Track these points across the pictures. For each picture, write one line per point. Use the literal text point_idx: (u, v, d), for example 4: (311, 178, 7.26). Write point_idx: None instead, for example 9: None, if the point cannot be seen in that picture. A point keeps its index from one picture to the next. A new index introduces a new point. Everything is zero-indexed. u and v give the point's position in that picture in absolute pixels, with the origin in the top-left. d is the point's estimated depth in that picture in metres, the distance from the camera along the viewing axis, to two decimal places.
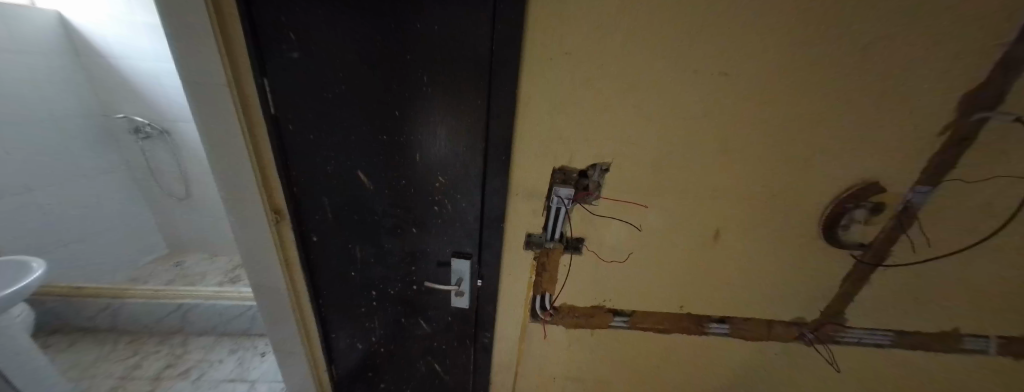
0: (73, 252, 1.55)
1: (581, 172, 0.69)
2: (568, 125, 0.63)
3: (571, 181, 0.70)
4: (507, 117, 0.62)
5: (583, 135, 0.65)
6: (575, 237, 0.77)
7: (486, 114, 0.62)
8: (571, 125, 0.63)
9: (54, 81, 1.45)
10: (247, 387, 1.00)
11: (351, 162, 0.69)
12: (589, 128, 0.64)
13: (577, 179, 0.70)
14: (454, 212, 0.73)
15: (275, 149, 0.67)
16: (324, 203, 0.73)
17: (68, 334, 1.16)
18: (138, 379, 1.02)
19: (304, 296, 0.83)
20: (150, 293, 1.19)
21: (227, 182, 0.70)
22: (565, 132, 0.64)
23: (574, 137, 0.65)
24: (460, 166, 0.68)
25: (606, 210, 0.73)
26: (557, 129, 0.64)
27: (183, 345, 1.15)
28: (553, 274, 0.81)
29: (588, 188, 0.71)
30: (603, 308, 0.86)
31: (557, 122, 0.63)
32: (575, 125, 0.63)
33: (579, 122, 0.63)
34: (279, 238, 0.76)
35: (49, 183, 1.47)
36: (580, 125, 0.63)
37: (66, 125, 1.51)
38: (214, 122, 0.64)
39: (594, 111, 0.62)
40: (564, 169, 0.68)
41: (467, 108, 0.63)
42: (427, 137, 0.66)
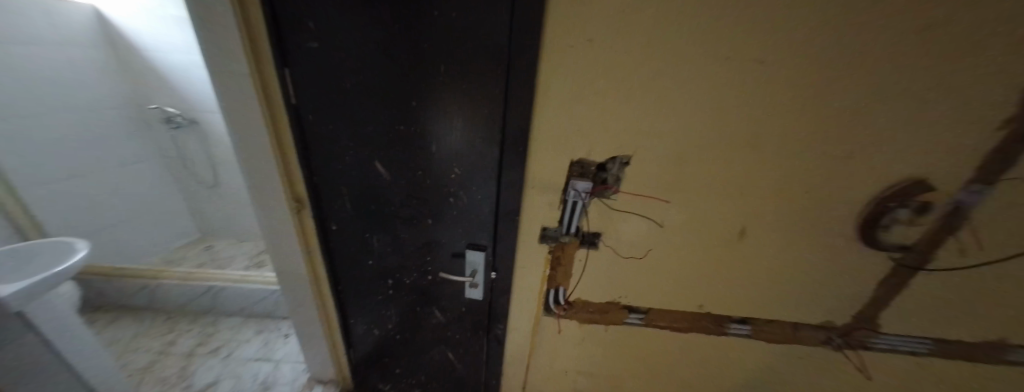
0: (114, 234, 1.67)
1: (600, 165, 0.67)
2: (587, 117, 0.61)
3: (589, 174, 0.68)
4: (524, 107, 0.60)
5: (603, 127, 0.62)
6: (591, 232, 0.75)
7: (502, 105, 0.61)
8: (590, 116, 0.61)
9: (93, 72, 1.53)
10: (271, 367, 1.06)
11: (368, 153, 0.69)
12: (609, 119, 0.61)
13: (595, 173, 0.68)
14: (469, 204, 0.72)
15: (296, 139, 0.68)
16: (342, 192, 0.74)
17: (112, 311, 1.26)
18: (173, 355, 1.09)
19: (324, 282, 0.86)
20: (183, 275, 1.27)
21: (251, 170, 0.72)
22: (584, 124, 0.62)
23: (593, 129, 0.62)
24: (476, 158, 0.67)
25: (624, 205, 0.70)
26: (576, 121, 0.61)
27: (213, 324, 1.22)
28: (567, 269, 0.80)
29: (606, 182, 0.68)
30: (618, 304, 0.85)
31: (575, 114, 0.61)
32: (595, 116, 0.61)
33: (599, 113, 0.60)
34: (300, 226, 0.78)
35: (91, 169, 1.57)
36: (599, 116, 0.61)
37: (104, 115, 1.60)
38: (239, 112, 0.66)
39: (615, 102, 0.59)
40: (582, 161, 0.66)
41: (484, 98, 0.61)
42: (443, 128, 0.65)
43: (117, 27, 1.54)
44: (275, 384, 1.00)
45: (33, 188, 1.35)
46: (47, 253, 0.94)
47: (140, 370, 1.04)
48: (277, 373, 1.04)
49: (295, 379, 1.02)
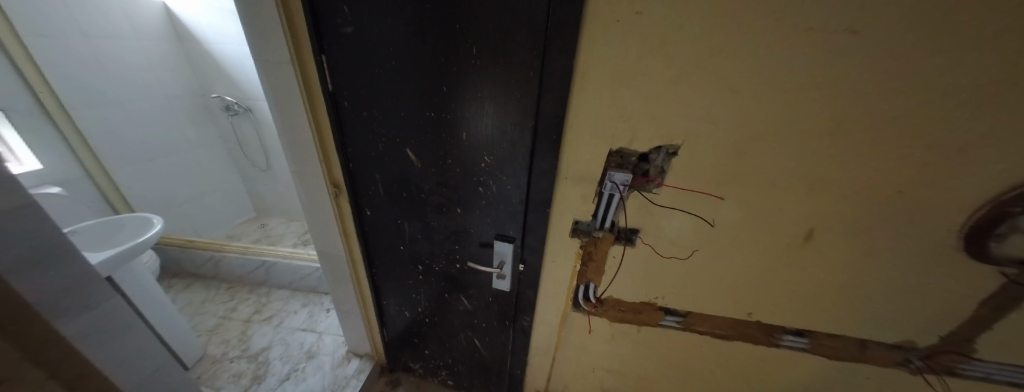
0: (187, 211, 1.89)
1: (641, 155, 0.61)
2: (626, 100, 0.55)
3: (628, 165, 0.62)
4: (560, 91, 0.55)
5: (646, 112, 0.56)
6: (627, 227, 0.70)
7: (537, 88, 0.56)
8: (631, 101, 0.55)
9: (165, 64, 1.71)
10: (315, 337, 1.15)
11: (400, 140, 0.69)
12: (654, 105, 0.55)
13: (636, 164, 0.62)
14: (499, 194, 0.70)
15: (333, 125, 0.70)
16: (376, 179, 0.75)
17: (185, 278, 1.43)
18: (234, 319, 1.22)
19: (360, 264, 0.90)
20: (240, 250, 1.41)
21: (295, 155, 0.75)
22: (623, 109, 0.56)
23: (634, 115, 0.56)
24: (507, 145, 0.64)
25: (668, 201, 0.64)
26: (614, 105, 0.56)
27: (266, 295, 1.35)
28: (599, 265, 0.76)
29: (648, 174, 0.63)
30: (654, 305, 0.79)
31: (614, 97, 0.55)
32: (636, 100, 0.55)
33: (642, 95, 0.54)
34: (338, 210, 0.82)
35: (167, 152, 1.78)
36: (641, 99, 0.54)
37: (175, 103, 1.79)
38: (283, 98, 0.68)
39: (662, 84, 0.52)
40: (622, 151, 0.61)
41: (517, 82, 0.57)
42: (474, 114, 0.63)
43: (182, 21, 1.69)
44: (317, 354, 1.08)
45: (122, 168, 1.56)
46: (129, 225, 1.07)
47: (208, 331, 1.17)
48: (320, 343, 1.12)
49: (336, 350, 1.09)
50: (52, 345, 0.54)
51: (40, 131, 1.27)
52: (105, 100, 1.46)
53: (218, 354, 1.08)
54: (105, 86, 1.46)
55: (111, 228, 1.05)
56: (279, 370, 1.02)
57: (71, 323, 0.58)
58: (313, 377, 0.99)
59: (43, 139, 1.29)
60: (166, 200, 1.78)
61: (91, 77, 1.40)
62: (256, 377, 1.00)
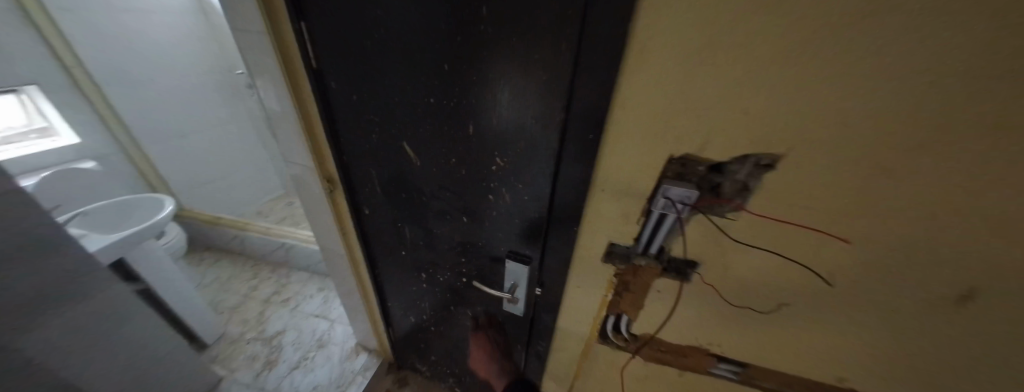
0: (221, 186, 2.00)
1: (715, 165, 0.42)
2: (709, 86, 0.35)
3: (693, 177, 0.44)
4: (601, 76, 0.38)
5: (738, 108, 0.36)
6: (682, 258, 0.52)
7: (571, 67, 0.39)
8: (716, 89, 0.35)
9: (191, 38, 1.73)
10: (327, 325, 1.17)
11: (395, 131, 0.56)
12: (757, 95, 0.34)
13: (703, 176, 0.44)
14: (513, 206, 0.56)
15: (322, 111, 0.59)
16: (372, 175, 0.65)
17: (217, 252, 1.52)
18: (254, 299, 1.27)
19: (362, 264, 0.83)
20: (261, 230, 1.44)
21: (289, 144, 0.68)
22: (701, 100, 0.37)
23: (719, 110, 0.36)
24: (525, 145, 0.49)
25: (750, 233, 0.45)
26: (686, 95, 0.37)
27: (286, 276, 1.39)
28: (637, 298, 0.60)
29: (721, 193, 0.44)
30: (704, 351, 0.63)
31: (688, 82, 0.35)
32: (725, 88, 0.35)
33: (737, 81, 0.34)
34: (334, 206, 0.74)
35: (197, 130, 1.84)
36: (735, 86, 0.34)
37: (202, 78, 1.83)
38: (268, 79, 0.59)
39: (781, 63, 0.31)
40: (687, 159, 0.42)
41: (543, 60, 0.40)
42: (486, 103, 0.48)
43: None
44: (328, 343, 1.10)
45: (155, 146, 1.65)
46: (143, 207, 1.10)
47: (229, 309, 1.22)
48: (331, 332, 1.14)
49: (345, 341, 1.11)
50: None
51: (75, 108, 1.38)
52: (130, 77, 1.51)
53: (236, 333, 1.13)
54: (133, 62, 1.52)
55: (127, 208, 1.08)
56: (290, 356, 1.06)
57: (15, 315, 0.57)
58: (320, 369, 1.01)
59: (80, 117, 1.39)
60: (200, 177, 1.88)
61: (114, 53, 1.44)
62: (270, 360, 1.05)
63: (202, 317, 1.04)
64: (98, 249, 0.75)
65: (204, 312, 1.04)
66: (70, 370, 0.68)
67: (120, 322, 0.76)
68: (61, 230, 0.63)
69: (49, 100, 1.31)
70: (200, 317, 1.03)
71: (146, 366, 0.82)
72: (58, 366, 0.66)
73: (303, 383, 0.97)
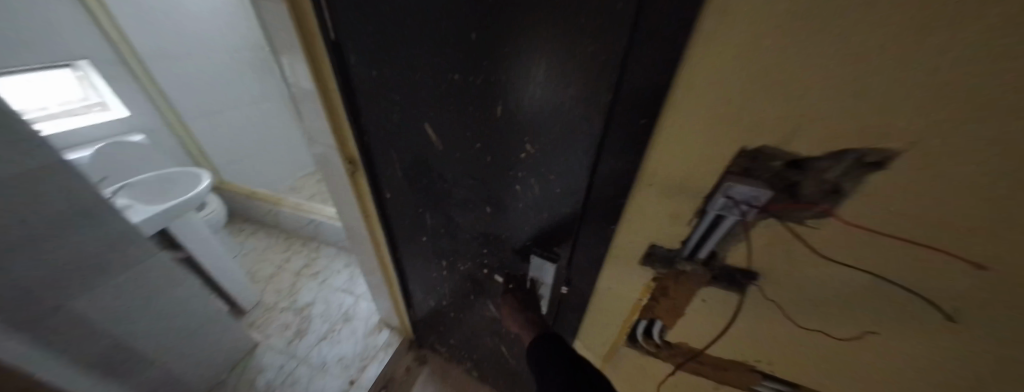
0: (257, 162, 2.10)
1: (802, 162, 0.33)
2: (815, 61, 0.26)
3: (767, 174, 0.36)
4: (664, 49, 0.30)
5: (854, 91, 0.27)
6: (739, 268, 0.45)
7: (625, 39, 0.32)
8: (829, 65, 0.26)
9: (229, 16, 1.76)
10: (352, 300, 1.22)
11: (417, 112, 0.52)
12: (891, 75, 0.25)
13: (777, 172, 0.35)
14: (541, 198, 0.52)
15: (342, 88, 0.55)
16: (393, 158, 0.62)
17: (254, 224, 1.61)
18: (287, 271, 1.34)
19: (384, 247, 0.83)
20: (293, 206, 1.50)
21: (312, 123, 0.66)
22: (798, 80, 0.28)
23: (823, 93, 0.28)
24: (560, 131, 0.43)
25: (835, 246, 0.37)
26: (778, 72, 0.28)
27: (316, 251, 1.45)
28: (676, 305, 0.54)
29: (804, 197, 0.35)
30: (749, 368, 0.56)
31: (784, 55, 0.27)
32: (843, 64, 0.26)
33: (864, 54, 0.24)
34: (356, 189, 0.73)
35: (234, 106, 1.93)
36: (859, 62, 0.25)
37: (240, 57, 1.89)
38: (289, 53, 0.56)
39: (948, 27, 0.21)
40: (763, 152, 0.34)
41: (592, 30, 0.33)
42: (517, 82, 0.42)
43: None
44: (353, 318, 1.15)
45: (196, 121, 1.73)
46: (184, 181, 1.16)
47: (265, 278, 1.30)
48: (356, 307, 1.19)
49: (369, 317, 1.15)
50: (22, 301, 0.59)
51: (123, 83, 1.46)
52: (173, 52, 1.58)
53: (271, 302, 1.21)
54: (173, 38, 1.57)
55: (170, 181, 1.15)
56: (318, 328, 1.12)
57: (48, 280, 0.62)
58: (346, 342, 1.06)
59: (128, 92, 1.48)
60: (238, 152, 1.98)
61: (157, 29, 1.50)
62: (301, 330, 1.12)
63: (239, 285, 1.11)
64: (144, 221, 0.80)
65: (241, 282, 1.11)
66: (117, 329, 0.74)
67: (155, 293, 0.80)
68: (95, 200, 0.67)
69: (97, 74, 1.39)
70: (238, 285, 1.10)
71: (188, 328, 0.89)
72: (106, 327, 0.73)
73: (331, 354, 1.03)
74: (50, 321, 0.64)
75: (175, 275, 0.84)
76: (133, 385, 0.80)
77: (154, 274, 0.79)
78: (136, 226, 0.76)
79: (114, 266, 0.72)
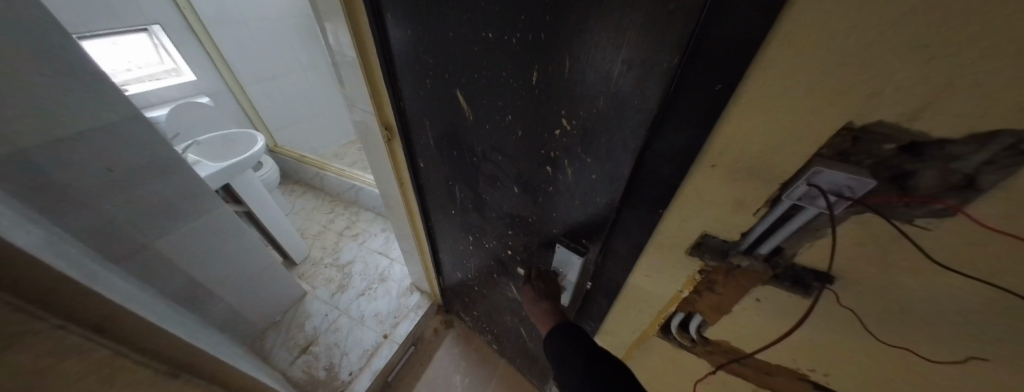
0: (305, 129, 2.25)
1: (924, 145, 0.26)
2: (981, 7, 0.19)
3: (870, 157, 0.28)
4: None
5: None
6: (810, 269, 0.38)
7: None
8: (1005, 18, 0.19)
9: None
10: (387, 263, 1.30)
11: (450, 77, 0.50)
12: None
13: (883, 158, 0.28)
14: (573, 180, 0.49)
15: (379, 48, 0.53)
16: (427, 127, 0.61)
17: (303, 186, 1.75)
18: (331, 231, 1.46)
19: (417, 215, 0.85)
20: (336, 171, 1.59)
21: (351, 87, 0.66)
22: (949, 36, 0.20)
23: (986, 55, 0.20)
24: (603, 109, 0.39)
25: (954, 252, 0.29)
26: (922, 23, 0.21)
27: (356, 214, 1.56)
28: (722, 302, 0.49)
29: (917, 189, 0.28)
30: (799, 378, 0.51)
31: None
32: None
33: None
34: (392, 156, 0.74)
35: (286, 74, 2.04)
36: None
37: (288, 23, 1.97)
38: (331, 12, 0.55)
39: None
40: (869, 131, 0.27)
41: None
42: (559, 48, 0.37)
43: None
44: (388, 279, 1.23)
45: (254, 85, 1.87)
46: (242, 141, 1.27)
47: (313, 235, 1.43)
48: (391, 269, 1.27)
49: (402, 280, 1.23)
50: (117, 236, 0.70)
51: (192, 47, 1.59)
52: (233, 20, 1.67)
53: (318, 257, 1.33)
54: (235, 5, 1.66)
55: (231, 141, 1.26)
56: (358, 284, 1.22)
57: (136, 219, 0.73)
58: (382, 299, 1.15)
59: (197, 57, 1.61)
60: (290, 118, 2.13)
61: None
62: (343, 284, 1.22)
63: (292, 240, 1.23)
64: (210, 175, 0.89)
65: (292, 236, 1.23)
66: (196, 268, 0.86)
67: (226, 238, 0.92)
68: (168, 156, 0.75)
69: (167, 39, 1.51)
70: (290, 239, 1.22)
71: (250, 274, 1.01)
72: (190, 264, 0.85)
73: (368, 309, 1.12)
74: (143, 255, 0.75)
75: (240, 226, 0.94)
76: (211, 317, 0.93)
77: (228, 220, 0.91)
78: (204, 181, 0.85)
79: (191, 208, 0.82)
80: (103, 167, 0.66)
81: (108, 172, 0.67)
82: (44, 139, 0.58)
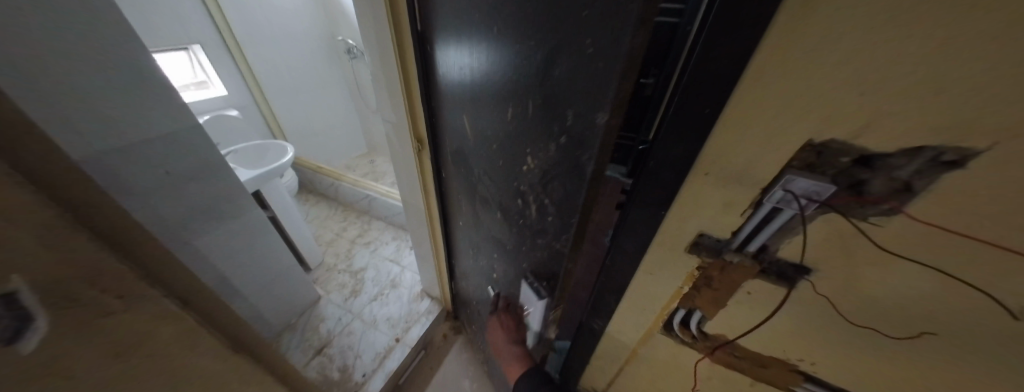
0: (319, 142, 2.34)
1: (867, 158, 0.34)
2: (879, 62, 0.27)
3: (829, 168, 0.36)
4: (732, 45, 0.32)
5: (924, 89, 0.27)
6: (791, 262, 0.45)
7: (642, 36, 0.24)
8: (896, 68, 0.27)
9: (306, 8, 1.99)
10: (399, 269, 1.35)
11: (460, 106, 0.58)
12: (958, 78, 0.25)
13: (843, 169, 0.36)
14: (537, 218, 0.50)
15: (421, 72, 0.63)
16: (448, 143, 0.68)
17: (317, 195, 1.81)
18: (344, 238, 1.51)
19: (437, 221, 0.92)
20: (351, 181, 1.66)
21: (389, 104, 0.76)
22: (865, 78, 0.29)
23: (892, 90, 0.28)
24: (554, 154, 0.40)
25: (904, 244, 0.36)
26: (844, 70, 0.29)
27: (368, 223, 1.61)
28: (718, 296, 0.56)
29: (868, 193, 0.36)
30: (790, 366, 0.56)
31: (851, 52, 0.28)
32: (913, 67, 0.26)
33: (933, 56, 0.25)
34: (420, 165, 0.81)
35: (306, 90, 2.16)
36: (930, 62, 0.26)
37: (312, 44, 2.12)
38: (380, 41, 0.65)
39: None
40: (825, 148, 0.35)
41: (601, 33, 0.27)
42: (524, 96, 0.41)
43: None
44: (399, 284, 1.27)
45: (277, 99, 1.97)
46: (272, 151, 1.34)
47: (326, 243, 1.48)
48: (401, 276, 1.31)
49: (413, 286, 1.27)
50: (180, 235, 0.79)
51: (226, 64, 1.69)
52: (263, 40, 1.81)
53: (331, 263, 1.38)
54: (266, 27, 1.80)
55: (261, 150, 1.33)
56: (370, 289, 1.26)
57: (195, 222, 0.82)
58: (394, 304, 1.19)
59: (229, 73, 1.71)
60: (306, 132, 2.23)
61: (252, 18, 1.72)
62: (355, 290, 1.26)
63: (308, 245, 1.28)
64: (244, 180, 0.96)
65: (308, 243, 1.28)
66: (230, 269, 0.92)
67: (254, 240, 0.97)
68: (205, 160, 0.81)
69: (206, 57, 1.60)
70: (306, 245, 1.27)
71: (269, 277, 1.05)
72: (226, 265, 0.91)
73: (380, 313, 1.16)
74: (195, 252, 0.83)
75: (264, 226, 1.00)
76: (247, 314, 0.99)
77: (254, 222, 0.97)
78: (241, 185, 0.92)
79: (229, 210, 0.89)
80: (161, 169, 0.73)
81: (165, 175, 0.74)
82: (127, 138, 0.67)
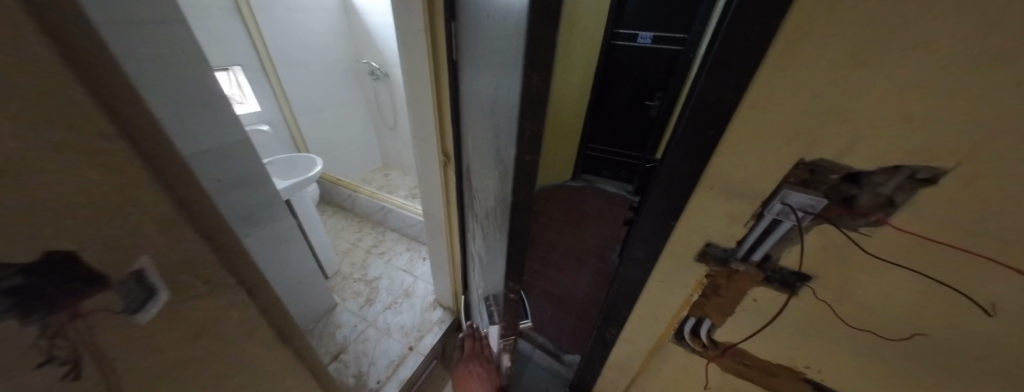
0: (337, 155, 2.44)
1: (853, 175, 0.39)
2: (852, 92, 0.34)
3: (821, 184, 0.42)
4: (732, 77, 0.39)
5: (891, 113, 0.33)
6: (793, 270, 0.49)
7: (537, 79, 0.28)
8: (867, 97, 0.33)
9: (335, 33, 2.16)
10: (411, 279, 1.38)
11: (471, 128, 0.64)
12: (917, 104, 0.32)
13: (834, 185, 0.41)
14: (494, 240, 0.52)
15: (453, 95, 0.71)
16: (466, 158, 0.74)
17: (334, 207, 1.88)
18: (359, 248, 1.55)
19: (456, 231, 0.96)
20: (369, 193, 1.73)
21: (418, 121, 0.83)
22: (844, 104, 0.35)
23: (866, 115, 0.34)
24: (500, 182, 0.42)
25: (894, 252, 0.41)
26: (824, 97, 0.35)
27: (382, 234, 1.66)
28: (726, 305, 0.59)
29: (857, 206, 0.40)
30: (798, 373, 0.59)
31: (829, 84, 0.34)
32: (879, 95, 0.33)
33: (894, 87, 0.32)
34: (444, 178, 0.87)
35: (330, 107, 2.28)
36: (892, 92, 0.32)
37: (339, 65, 2.27)
38: (417, 67, 0.74)
39: (993, 59, 0.27)
40: (816, 166, 0.40)
41: (511, 76, 0.31)
42: (493, 127, 0.45)
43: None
44: (413, 294, 1.30)
45: (303, 115, 2.09)
46: (301, 163, 1.42)
47: (342, 252, 1.52)
48: (414, 286, 1.34)
49: (426, 296, 1.29)
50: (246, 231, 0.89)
51: (261, 83, 1.82)
52: (296, 62, 1.96)
53: (347, 272, 1.41)
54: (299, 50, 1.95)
55: (291, 162, 1.41)
56: (384, 298, 1.28)
57: (248, 225, 0.89)
58: (407, 313, 1.21)
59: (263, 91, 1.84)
60: (327, 146, 2.34)
61: (288, 42, 1.88)
62: (370, 298, 1.29)
63: (326, 253, 1.33)
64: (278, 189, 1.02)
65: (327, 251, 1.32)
66: (275, 268, 1.01)
67: (287, 243, 1.03)
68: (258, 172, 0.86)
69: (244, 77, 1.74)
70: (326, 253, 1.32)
71: (298, 279, 1.10)
72: (271, 264, 0.99)
73: (394, 321, 1.18)
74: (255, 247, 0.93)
75: (293, 232, 1.04)
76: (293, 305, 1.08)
77: (290, 227, 1.03)
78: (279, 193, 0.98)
79: (273, 214, 0.95)
80: (224, 178, 0.79)
81: (229, 184, 0.80)
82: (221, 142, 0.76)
